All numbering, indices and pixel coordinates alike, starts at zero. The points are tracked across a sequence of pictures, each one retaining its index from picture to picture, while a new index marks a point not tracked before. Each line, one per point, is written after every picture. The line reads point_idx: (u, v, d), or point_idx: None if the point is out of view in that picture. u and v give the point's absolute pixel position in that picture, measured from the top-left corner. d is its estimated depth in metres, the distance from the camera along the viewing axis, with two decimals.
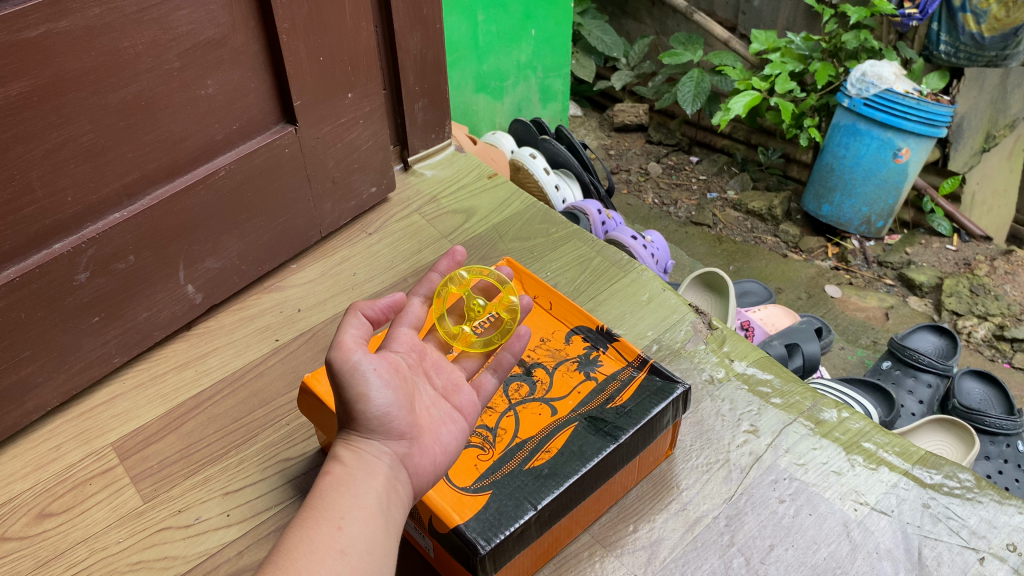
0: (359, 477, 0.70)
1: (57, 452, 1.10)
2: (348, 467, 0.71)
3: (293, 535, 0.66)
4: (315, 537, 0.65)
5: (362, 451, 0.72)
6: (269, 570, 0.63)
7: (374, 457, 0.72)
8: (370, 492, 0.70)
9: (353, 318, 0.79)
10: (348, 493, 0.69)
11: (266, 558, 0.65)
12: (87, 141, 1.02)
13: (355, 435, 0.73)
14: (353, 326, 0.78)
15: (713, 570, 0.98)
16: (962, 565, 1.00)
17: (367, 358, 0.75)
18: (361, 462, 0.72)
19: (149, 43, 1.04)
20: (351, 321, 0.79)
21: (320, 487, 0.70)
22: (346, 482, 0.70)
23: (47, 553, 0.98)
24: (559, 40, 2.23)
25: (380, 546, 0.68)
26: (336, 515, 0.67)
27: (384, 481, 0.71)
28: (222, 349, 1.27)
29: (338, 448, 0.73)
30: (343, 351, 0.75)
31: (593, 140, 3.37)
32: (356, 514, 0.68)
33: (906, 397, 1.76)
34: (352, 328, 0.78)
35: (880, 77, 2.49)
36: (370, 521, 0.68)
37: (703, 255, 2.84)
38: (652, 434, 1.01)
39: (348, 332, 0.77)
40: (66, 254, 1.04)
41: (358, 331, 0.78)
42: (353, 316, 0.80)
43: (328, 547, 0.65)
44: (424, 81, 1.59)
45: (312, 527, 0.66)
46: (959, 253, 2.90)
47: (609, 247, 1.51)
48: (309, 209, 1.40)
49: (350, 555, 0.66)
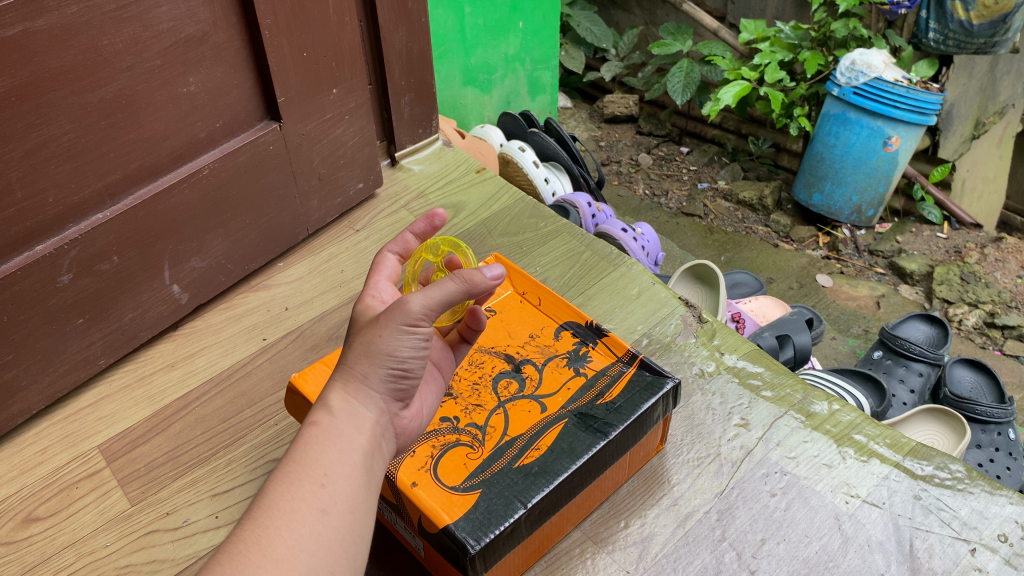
0: (347, 430, 0.70)
1: (43, 455, 1.09)
2: (336, 417, 0.70)
3: (275, 490, 0.65)
4: (297, 494, 0.65)
5: (354, 400, 0.72)
6: (249, 527, 0.63)
7: (365, 410, 0.72)
8: (355, 447, 0.70)
9: (455, 288, 0.72)
10: (333, 448, 0.69)
11: (245, 514, 0.64)
12: (67, 141, 1.01)
13: (354, 380, 0.72)
14: (446, 296, 0.72)
15: (705, 565, 0.98)
16: (953, 557, 1.00)
17: (426, 328, 0.73)
18: (353, 413, 0.71)
19: (130, 41, 1.03)
20: (447, 286, 0.72)
21: (303, 438, 0.69)
22: (333, 435, 0.69)
23: (33, 558, 0.97)
24: (547, 32, 2.22)
25: (361, 505, 0.68)
26: (318, 471, 0.67)
27: (370, 436, 0.71)
28: (209, 349, 1.26)
29: (331, 394, 0.72)
30: (412, 315, 0.71)
31: (584, 132, 3.36)
32: (338, 471, 0.68)
33: (897, 386, 1.76)
34: (443, 296, 0.72)
35: (871, 65, 2.47)
36: (353, 478, 0.68)
37: (694, 245, 2.83)
38: (642, 429, 1.00)
39: (435, 299, 0.72)
40: (48, 256, 1.03)
41: (442, 300, 0.72)
42: (455, 282, 0.72)
43: (310, 505, 0.65)
44: (410, 75, 1.57)
45: (295, 483, 0.66)
46: (949, 241, 2.90)
47: (598, 240, 1.50)
48: (295, 206, 1.39)
49: (331, 514, 0.65)
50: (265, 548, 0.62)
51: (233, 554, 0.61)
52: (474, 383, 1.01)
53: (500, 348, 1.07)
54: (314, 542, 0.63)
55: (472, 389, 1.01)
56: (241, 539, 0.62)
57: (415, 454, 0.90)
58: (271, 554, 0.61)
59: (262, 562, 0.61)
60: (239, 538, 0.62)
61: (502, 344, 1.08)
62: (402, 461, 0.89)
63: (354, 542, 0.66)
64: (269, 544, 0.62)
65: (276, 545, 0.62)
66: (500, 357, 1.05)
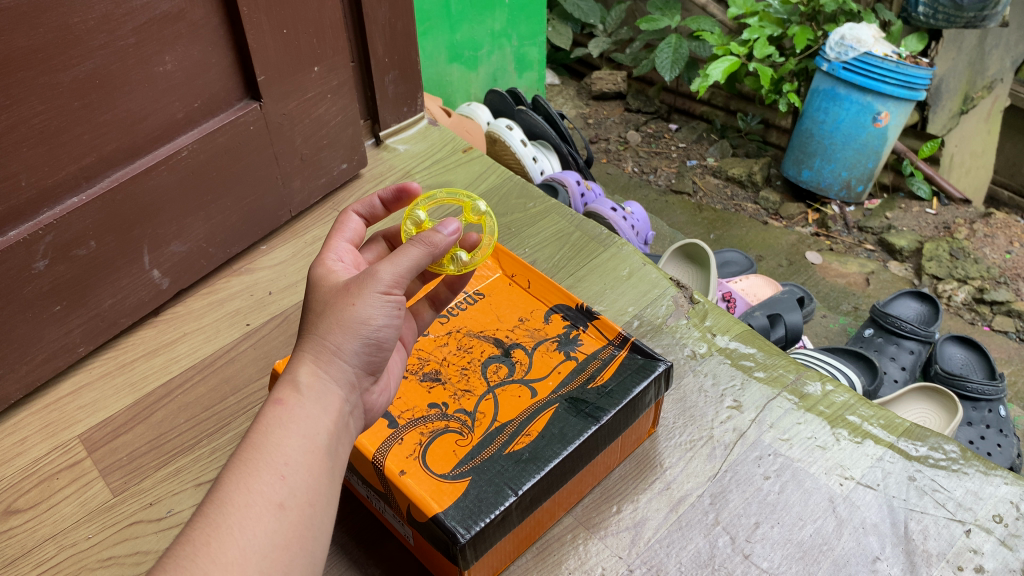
0: (313, 412, 0.67)
1: (22, 446, 1.06)
2: (301, 396, 0.68)
3: (231, 481, 0.61)
4: (256, 487, 0.61)
5: (324, 375, 0.70)
6: (201, 524, 0.59)
7: (334, 386, 0.70)
8: (319, 430, 0.67)
9: (419, 253, 0.73)
10: (296, 432, 0.65)
11: (196, 508, 0.60)
12: (39, 123, 0.98)
13: (326, 353, 0.70)
14: (412, 264, 0.72)
15: (698, 550, 0.97)
16: (948, 538, 0.99)
17: (397, 297, 0.73)
18: (319, 391, 0.69)
19: (101, 18, 0.99)
20: (411, 254, 0.72)
21: (263, 419, 0.66)
22: (298, 417, 0.66)
23: (13, 551, 0.95)
24: (533, 7, 2.18)
25: (321, 496, 0.64)
26: (279, 461, 0.63)
27: (336, 419, 0.69)
28: (192, 335, 1.23)
29: (301, 368, 0.70)
30: (384, 279, 0.71)
31: (572, 109, 3.33)
32: (300, 460, 0.64)
33: (888, 363, 1.75)
34: (409, 263, 0.72)
35: (860, 40, 2.43)
36: (315, 468, 0.65)
37: (683, 223, 2.81)
38: (634, 413, 0.99)
39: (402, 267, 0.72)
40: (22, 242, 0.99)
41: (409, 268, 0.73)
42: (419, 249, 0.73)
43: (267, 500, 0.61)
44: (394, 51, 1.54)
45: (253, 474, 0.62)
46: (938, 217, 2.89)
47: (588, 220, 1.48)
48: (276, 187, 1.36)
49: (289, 508, 0.62)
50: (214, 550, 0.57)
51: (180, 557, 0.57)
52: (462, 368, 0.99)
53: (489, 333, 1.05)
54: (269, 541, 0.60)
55: (460, 374, 0.99)
56: (190, 540, 0.58)
57: (403, 441, 0.88)
58: (219, 558, 0.57)
59: (209, 566, 0.56)
60: (188, 537, 0.58)
61: (490, 328, 1.06)
62: (390, 448, 0.87)
63: (312, 538, 0.63)
64: (218, 546, 0.57)
65: (228, 547, 0.58)
66: (489, 342, 1.03)
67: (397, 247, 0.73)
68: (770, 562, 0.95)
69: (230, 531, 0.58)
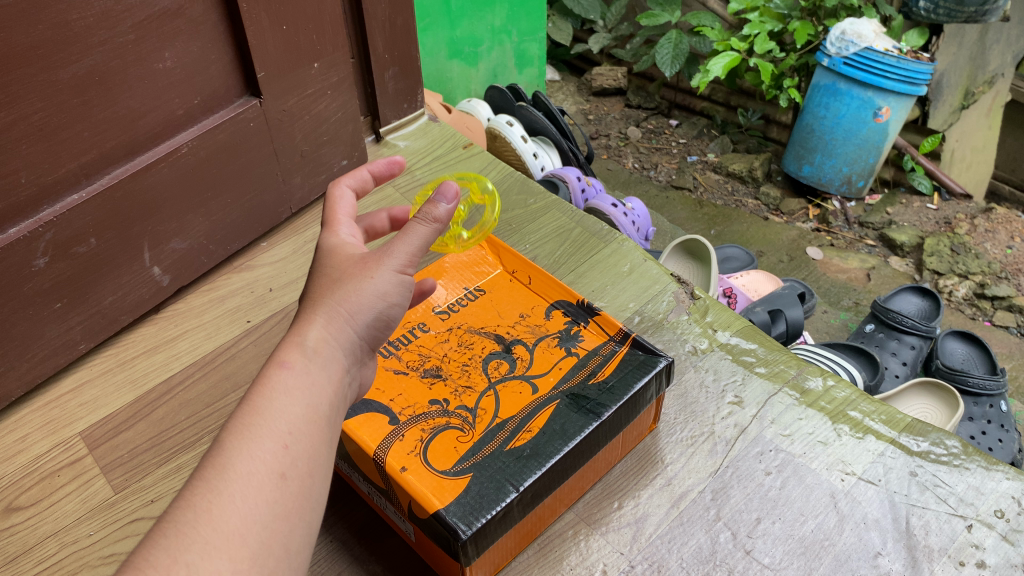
0: (318, 379, 0.66)
1: (23, 443, 1.06)
2: (307, 361, 0.66)
3: (233, 445, 0.60)
4: (260, 455, 0.60)
5: (331, 341, 0.69)
6: (200, 490, 0.57)
7: (339, 355, 0.69)
8: (322, 399, 0.65)
9: (427, 231, 0.75)
10: (301, 400, 0.64)
11: (195, 472, 0.58)
12: (39, 120, 0.97)
13: (335, 320, 0.69)
14: (421, 240, 0.74)
15: (700, 546, 0.97)
16: (950, 533, 0.99)
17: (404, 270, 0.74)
18: (324, 357, 0.68)
19: (101, 15, 0.99)
20: (421, 231, 0.75)
21: (266, 383, 0.64)
22: (302, 385, 0.65)
23: (15, 548, 0.95)
24: (533, 3, 2.18)
25: (321, 469, 0.63)
26: (282, 428, 0.62)
27: (337, 389, 0.68)
28: (193, 332, 1.23)
29: (308, 332, 0.68)
30: (399, 257, 0.73)
31: (572, 105, 3.32)
32: (303, 429, 0.63)
33: (889, 359, 1.75)
34: (419, 240, 0.74)
35: (861, 34, 2.44)
36: (316, 439, 0.63)
37: (684, 219, 2.81)
38: (636, 409, 0.99)
39: (413, 243, 0.74)
40: (22, 239, 0.99)
41: (417, 245, 0.75)
42: (426, 227, 0.75)
43: (269, 469, 0.60)
44: (394, 47, 1.53)
45: (256, 439, 0.60)
46: (939, 212, 2.89)
47: (588, 216, 1.47)
48: (276, 184, 1.36)
49: (290, 478, 0.60)
50: (215, 518, 0.56)
51: (179, 524, 0.55)
52: (463, 364, 0.99)
53: (490, 329, 1.05)
54: (269, 512, 0.58)
55: (461, 370, 0.99)
56: (190, 505, 0.56)
57: (404, 437, 0.88)
58: (220, 527, 0.55)
59: (211, 535, 0.55)
60: (189, 501, 0.56)
61: (491, 325, 1.05)
62: (391, 444, 0.87)
63: (310, 511, 0.62)
64: (220, 515, 0.56)
65: (229, 516, 0.56)
66: (489, 338, 1.03)
67: (406, 226, 0.75)
68: (772, 558, 0.95)
69: (232, 499, 0.57)
